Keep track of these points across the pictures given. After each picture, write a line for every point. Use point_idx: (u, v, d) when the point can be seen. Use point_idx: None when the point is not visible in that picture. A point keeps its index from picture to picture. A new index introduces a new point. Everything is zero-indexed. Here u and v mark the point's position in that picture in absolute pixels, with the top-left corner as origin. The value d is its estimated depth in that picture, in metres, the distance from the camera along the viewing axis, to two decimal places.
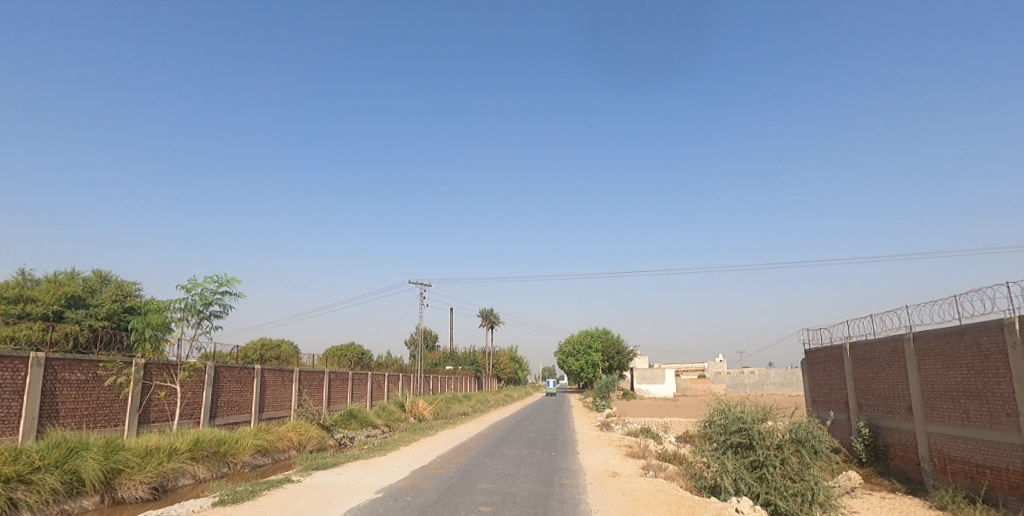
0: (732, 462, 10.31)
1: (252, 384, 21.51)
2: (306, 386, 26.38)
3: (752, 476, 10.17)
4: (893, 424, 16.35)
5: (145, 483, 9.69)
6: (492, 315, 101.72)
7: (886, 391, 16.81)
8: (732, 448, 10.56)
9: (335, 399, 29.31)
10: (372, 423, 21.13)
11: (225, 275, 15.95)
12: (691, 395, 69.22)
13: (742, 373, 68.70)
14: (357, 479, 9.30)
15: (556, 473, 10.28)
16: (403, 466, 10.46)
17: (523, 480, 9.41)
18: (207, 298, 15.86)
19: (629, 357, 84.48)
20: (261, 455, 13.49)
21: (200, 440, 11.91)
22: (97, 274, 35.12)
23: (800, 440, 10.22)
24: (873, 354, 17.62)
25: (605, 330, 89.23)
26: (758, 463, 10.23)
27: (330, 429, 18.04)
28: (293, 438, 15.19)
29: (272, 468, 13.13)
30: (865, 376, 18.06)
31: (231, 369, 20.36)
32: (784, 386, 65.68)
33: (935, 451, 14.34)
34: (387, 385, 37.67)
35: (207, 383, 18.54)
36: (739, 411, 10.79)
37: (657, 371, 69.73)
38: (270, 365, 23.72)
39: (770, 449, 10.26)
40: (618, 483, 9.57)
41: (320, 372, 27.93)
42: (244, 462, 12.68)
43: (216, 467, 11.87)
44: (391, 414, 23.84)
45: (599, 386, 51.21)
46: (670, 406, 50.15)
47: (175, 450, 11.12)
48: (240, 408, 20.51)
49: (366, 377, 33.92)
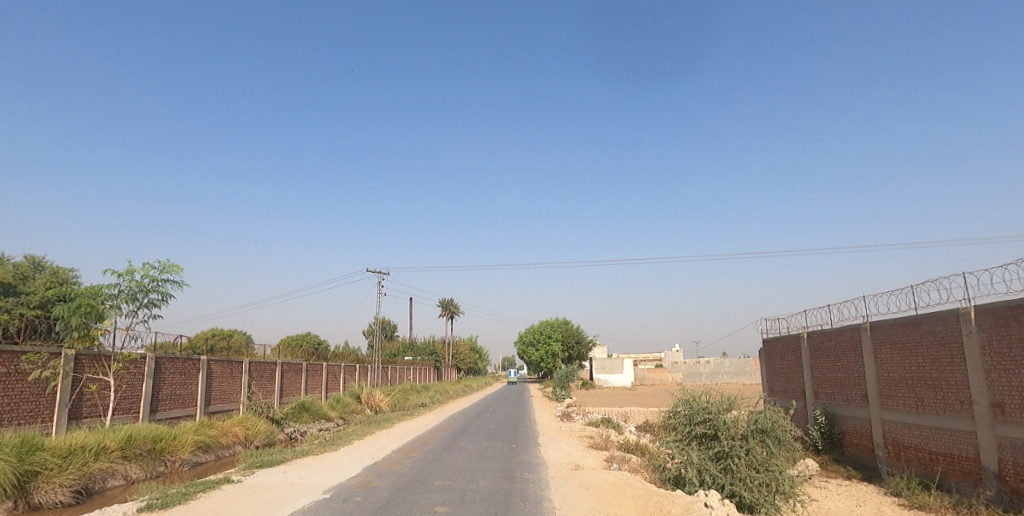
0: (697, 453, 10.07)
1: (197, 375, 20.35)
2: (257, 378, 25.25)
3: (716, 467, 9.95)
4: (849, 412, 16.62)
5: (66, 486, 8.74)
6: (452, 305, 100.98)
7: (842, 380, 17.09)
8: (696, 439, 10.35)
9: (288, 391, 28.22)
10: (326, 415, 20.31)
11: (165, 261, 14.80)
12: (649, 384, 70.33)
13: (698, 362, 70.22)
14: (304, 477, 8.66)
15: (517, 467, 9.85)
16: (356, 463, 9.84)
17: (483, 476, 8.93)
18: (145, 285, 14.70)
19: (588, 347, 85.19)
20: (203, 452, 12.61)
21: (134, 438, 10.97)
22: (30, 259, 32.76)
23: (765, 429, 10.02)
24: (830, 343, 17.89)
25: (565, 320, 89.70)
26: (723, 454, 10.01)
27: (280, 423, 17.16)
28: (239, 434, 14.31)
29: (215, 465, 12.27)
30: (821, 365, 18.34)
31: (174, 361, 19.16)
32: (738, 375, 67.40)
33: (890, 438, 14.62)
34: (343, 377, 36.63)
35: (147, 375, 17.38)
36: (705, 401, 10.57)
37: (616, 361, 70.55)
38: (216, 356, 22.50)
39: (735, 439, 10.04)
40: (582, 477, 9.19)
41: (272, 363, 26.81)
42: (183, 460, 11.79)
43: (151, 466, 10.97)
44: (346, 406, 23.04)
45: (558, 376, 51.35)
46: (628, 395, 50.76)
47: (104, 448, 10.19)
48: (184, 402, 19.37)
49: (321, 368, 32.86)
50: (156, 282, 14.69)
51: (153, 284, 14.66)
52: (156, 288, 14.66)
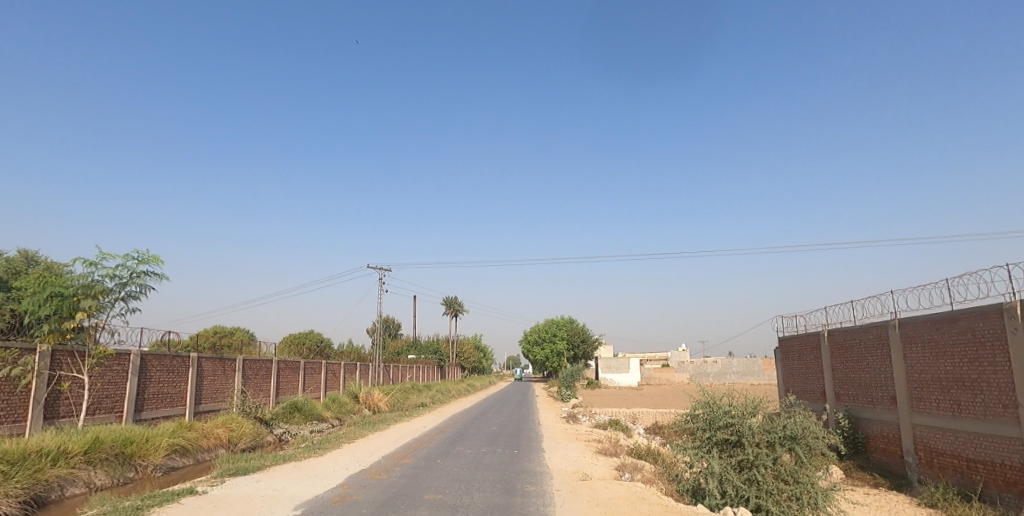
0: (719, 462, 9.04)
1: (187, 373, 19.47)
2: (251, 376, 24.39)
3: (740, 478, 8.92)
4: (875, 416, 15.55)
5: (13, 496, 7.78)
6: (456, 303, 99.96)
7: (867, 380, 16.02)
8: (718, 446, 9.30)
9: (284, 389, 27.31)
10: (320, 415, 19.45)
11: (143, 251, 13.83)
12: (655, 383, 69.26)
13: (705, 362, 69.16)
14: (278, 488, 7.74)
15: (517, 477, 8.86)
16: (340, 471, 8.89)
17: (479, 489, 7.93)
18: (122, 277, 13.76)
19: (594, 345, 84.06)
20: (180, 456, 11.68)
21: (99, 441, 10.04)
22: (23, 254, 31.95)
23: (795, 436, 8.98)
24: (852, 341, 16.85)
25: (570, 318, 88.54)
26: (747, 463, 9.00)
27: (268, 424, 16.22)
28: (222, 436, 13.38)
29: (191, 471, 11.33)
30: (844, 365, 17.25)
31: (161, 358, 18.27)
32: (745, 375, 66.31)
33: (921, 444, 13.55)
34: (343, 375, 35.76)
35: (132, 373, 16.52)
36: (728, 404, 9.53)
37: (622, 360, 69.55)
38: (208, 353, 21.61)
39: (761, 446, 9.03)
40: (591, 490, 8.18)
41: (268, 361, 25.95)
42: (156, 465, 10.86)
43: (119, 471, 10.04)
44: (342, 406, 22.15)
45: (563, 376, 50.57)
46: (635, 395, 49.78)
47: (64, 452, 9.27)
48: (171, 401, 18.46)
49: (320, 366, 31.98)
50: (134, 273, 13.75)
51: (130, 277, 13.71)
52: (134, 280, 13.72)
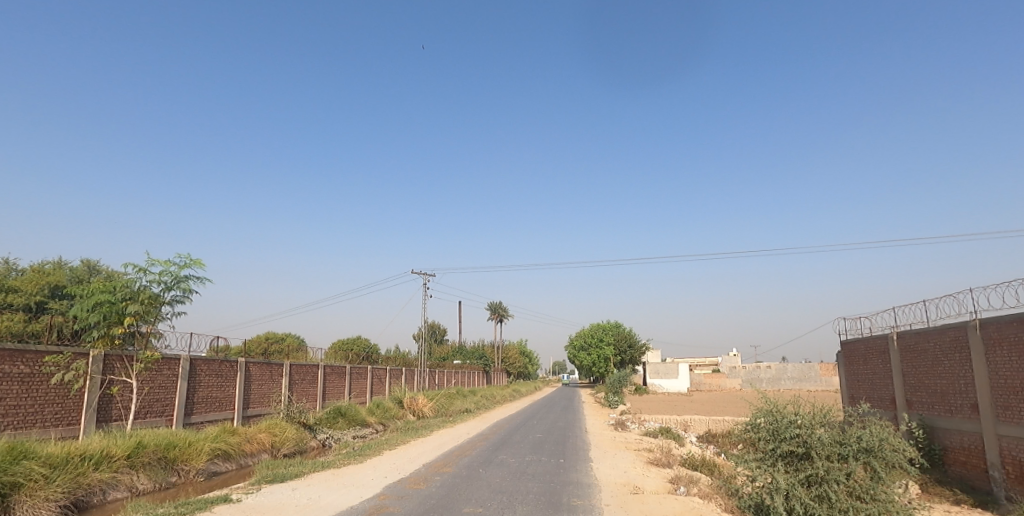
0: (785, 477, 8.23)
1: (235, 378, 19.75)
2: (298, 381, 24.63)
3: (809, 494, 8.08)
4: (953, 425, 14.23)
5: (53, 500, 7.77)
6: (500, 308, 99.78)
7: (943, 387, 14.69)
8: (782, 459, 8.50)
9: (331, 394, 27.53)
10: (363, 421, 19.35)
11: (185, 256, 14.14)
12: (706, 389, 67.08)
13: (758, 367, 66.64)
14: (313, 498, 7.45)
15: (563, 490, 8.30)
16: (377, 480, 8.57)
17: (521, 502, 7.43)
18: (166, 282, 14.21)
19: (641, 350, 82.21)
20: (222, 460, 11.65)
21: (142, 445, 10.07)
22: (85, 264, 33.43)
23: (870, 449, 8.11)
24: (926, 345, 15.50)
25: (616, 323, 86.95)
26: (816, 478, 8.17)
27: (312, 429, 16.18)
28: (265, 441, 13.35)
29: (233, 476, 11.27)
30: (916, 370, 15.90)
31: (210, 363, 18.55)
32: (803, 380, 63.29)
33: (1008, 457, 12.24)
34: (388, 381, 35.89)
35: (181, 378, 16.81)
36: (792, 412, 8.72)
37: (671, 365, 67.75)
38: (255, 358, 21.91)
39: (832, 460, 8.18)
40: (643, 505, 7.55)
41: (314, 366, 26.20)
42: (198, 470, 10.84)
43: (161, 475, 10.03)
44: (386, 411, 22.07)
45: (610, 382, 49.58)
46: (684, 402, 48.35)
47: (107, 456, 9.32)
48: (220, 405, 18.72)
49: (366, 371, 32.19)
50: (178, 278, 14.15)
51: (175, 281, 14.12)
52: (178, 284, 14.14)
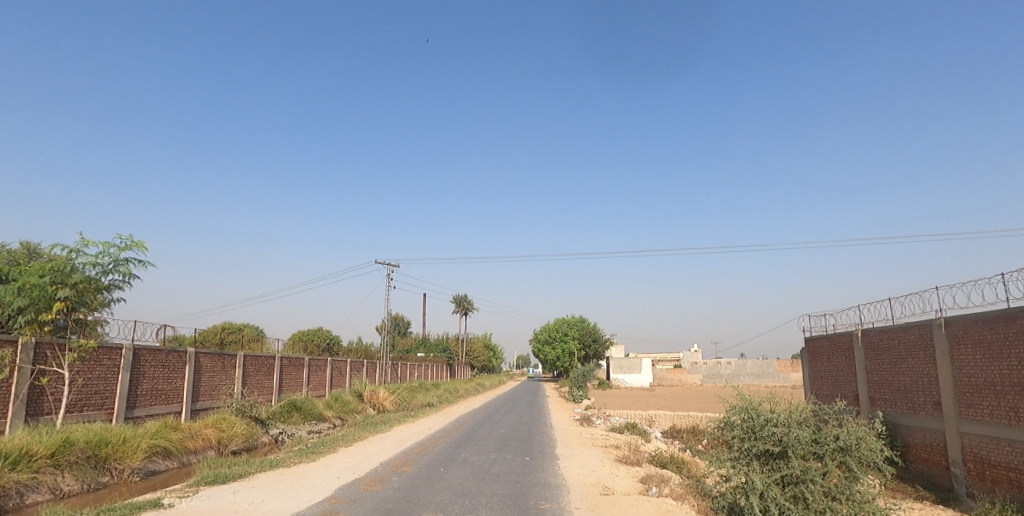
0: (760, 477, 7.93)
1: (183, 370, 18.62)
2: (253, 373, 23.53)
3: (784, 495, 7.81)
4: (915, 422, 14.35)
5: None
6: (466, 301, 98.98)
7: (906, 384, 14.81)
8: (758, 458, 8.20)
9: (287, 387, 26.45)
10: (320, 415, 18.52)
11: (125, 237, 13.13)
12: (668, 384, 67.94)
13: (718, 362, 67.83)
14: (257, 502, 6.75)
15: (530, 492, 7.79)
16: (330, 481, 7.93)
17: (485, 506, 6.88)
18: (104, 264, 13.29)
19: (606, 345, 82.80)
20: (162, 458, 10.76)
21: (69, 443, 9.14)
22: (26, 247, 31.39)
23: (846, 448, 7.88)
24: (891, 342, 15.60)
25: (581, 318, 87.29)
26: (792, 478, 7.90)
27: (264, 423, 15.29)
28: (211, 437, 12.47)
29: (173, 476, 10.42)
30: (880, 367, 16.02)
31: (156, 352, 17.40)
32: (761, 377, 64.69)
33: (970, 454, 12.34)
34: (349, 373, 34.89)
35: (124, 369, 15.68)
36: (769, 410, 8.43)
37: (634, 360, 68.34)
38: (207, 348, 20.76)
39: (809, 460, 7.91)
40: (616, 508, 7.11)
41: (271, 357, 25.11)
42: (134, 469, 9.95)
43: (92, 476, 9.12)
44: (345, 404, 21.24)
45: (574, 376, 49.61)
46: (647, 396, 48.69)
47: (27, 455, 8.39)
48: (166, 399, 17.60)
49: (325, 363, 31.15)
50: (117, 261, 13.25)
51: (113, 264, 13.22)
52: (117, 268, 13.25)
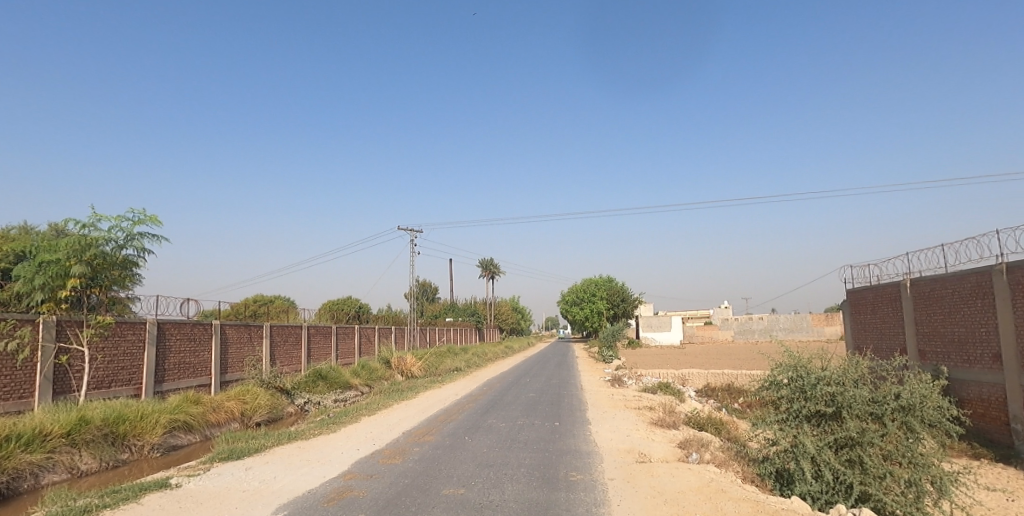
0: (812, 440, 7.23)
1: (210, 342, 18.59)
2: (281, 343, 23.55)
3: (839, 460, 7.11)
4: (970, 376, 13.39)
5: None
6: (492, 264, 98.76)
7: (961, 335, 13.78)
8: (808, 419, 7.50)
9: (316, 355, 26.53)
10: (347, 383, 18.37)
11: (138, 210, 12.77)
12: (698, 341, 67.14)
13: (750, 318, 66.58)
14: (267, 479, 6.36)
15: (560, 461, 7.24)
16: (348, 454, 7.51)
17: (509, 479, 6.37)
18: (118, 239, 12.99)
19: (634, 304, 82.01)
20: (183, 432, 10.60)
21: (85, 420, 8.94)
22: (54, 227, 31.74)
23: (909, 407, 7.12)
24: (944, 291, 14.51)
25: (609, 278, 86.48)
26: (847, 441, 7.18)
27: (289, 394, 15.15)
28: (234, 409, 12.29)
29: (194, 450, 10.23)
30: (932, 319, 14.98)
31: (180, 326, 17.31)
32: (794, 331, 63.36)
33: None
34: (377, 340, 34.97)
35: (149, 343, 15.63)
36: (821, 367, 7.68)
37: (663, 318, 67.62)
38: (232, 320, 20.72)
39: (866, 421, 7.18)
40: (653, 478, 6.50)
41: (298, 327, 25.11)
42: (153, 445, 9.77)
43: (110, 453, 8.94)
44: (372, 372, 21.14)
45: (603, 336, 49.23)
46: (677, 354, 48.10)
47: (41, 434, 8.18)
48: (194, 371, 17.61)
49: (353, 331, 31.20)
50: (131, 235, 12.94)
51: (127, 239, 12.91)
52: (131, 243, 12.95)
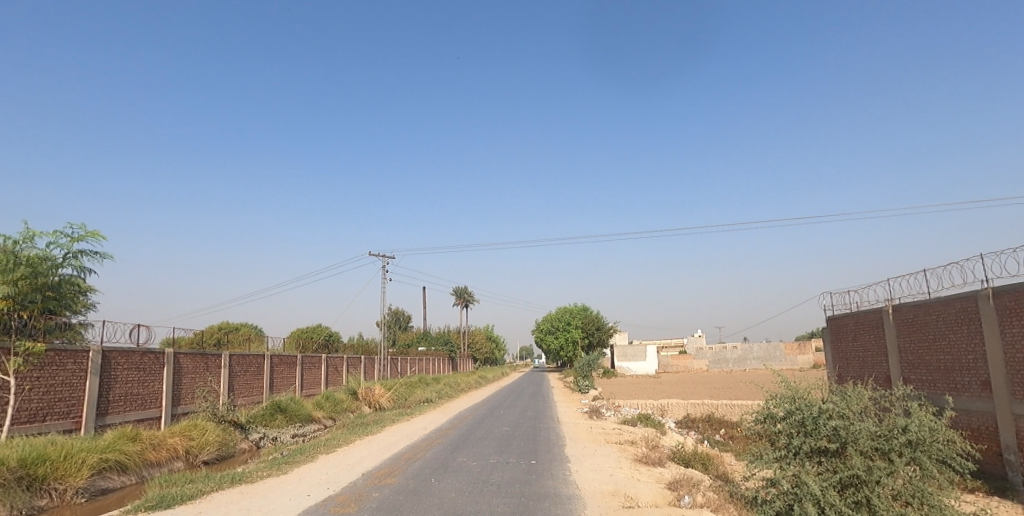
0: (815, 479, 6.56)
1: (161, 372, 17.29)
2: (240, 373, 22.21)
3: (845, 502, 6.45)
4: (958, 405, 13.00)
5: None
6: (466, 293, 97.56)
7: (948, 362, 13.43)
8: (808, 457, 6.86)
9: (279, 386, 25.15)
10: (309, 416, 17.20)
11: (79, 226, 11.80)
12: (673, 370, 66.77)
13: (724, 347, 66.66)
14: None
15: (538, 507, 6.44)
16: (298, 501, 6.61)
17: None
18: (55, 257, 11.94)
19: (610, 333, 81.58)
20: (116, 474, 9.47)
21: None
22: None
23: (918, 442, 6.52)
24: (929, 318, 14.20)
25: (584, 307, 86.07)
26: (853, 481, 6.54)
27: (244, 428, 14.00)
28: (177, 447, 11.16)
29: (127, 494, 9.10)
30: (916, 346, 14.65)
31: (129, 355, 16.01)
32: (768, 360, 63.53)
33: None
34: (346, 370, 33.56)
35: (92, 373, 14.34)
36: (821, 399, 7.07)
37: (639, 348, 67.19)
38: (188, 348, 19.41)
39: (873, 458, 6.55)
40: None
41: (260, 356, 23.81)
42: (78, 489, 8.61)
43: (24, 499, 7.78)
44: (337, 404, 19.97)
45: (578, 366, 48.43)
46: (653, 384, 47.54)
47: None
48: (143, 404, 16.27)
49: (320, 361, 29.83)
50: (70, 253, 11.91)
51: (65, 257, 11.87)
52: (70, 261, 11.91)
